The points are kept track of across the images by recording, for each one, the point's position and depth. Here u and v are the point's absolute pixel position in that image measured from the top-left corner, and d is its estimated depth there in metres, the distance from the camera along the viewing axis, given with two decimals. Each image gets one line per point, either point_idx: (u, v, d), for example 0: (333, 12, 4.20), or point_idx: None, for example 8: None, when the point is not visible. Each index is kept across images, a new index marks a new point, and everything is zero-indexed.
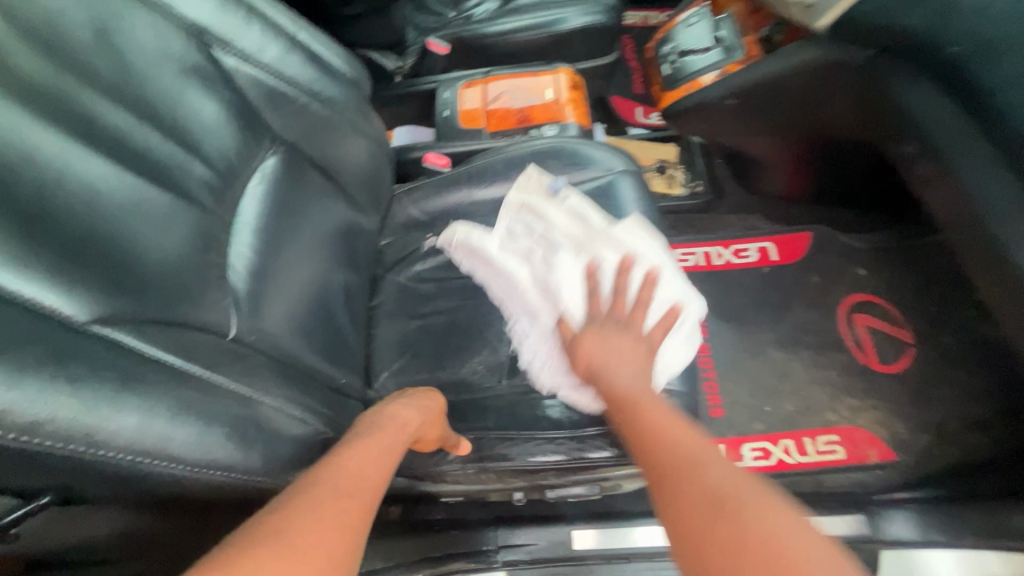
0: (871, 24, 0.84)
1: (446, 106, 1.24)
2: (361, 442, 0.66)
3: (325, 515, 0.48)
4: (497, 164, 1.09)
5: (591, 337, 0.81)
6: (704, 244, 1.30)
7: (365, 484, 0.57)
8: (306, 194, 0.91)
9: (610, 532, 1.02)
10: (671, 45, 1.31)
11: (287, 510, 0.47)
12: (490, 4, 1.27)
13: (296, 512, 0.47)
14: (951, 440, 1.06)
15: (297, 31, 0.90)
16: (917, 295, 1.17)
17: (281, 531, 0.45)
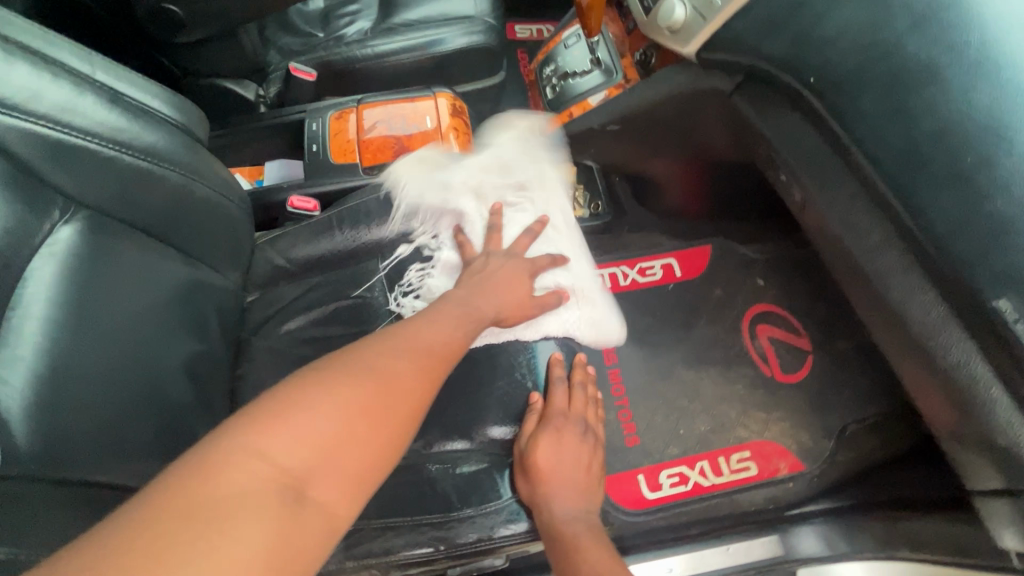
0: (725, 49, 0.69)
1: (315, 140, 1.03)
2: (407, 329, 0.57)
3: (421, 350, 0.55)
4: (372, 204, 0.91)
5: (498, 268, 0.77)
6: (609, 264, 1.28)
7: (443, 348, 0.58)
8: (124, 266, 0.67)
9: None
10: (559, 61, 1.01)
11: (380, 374, 0.49)
12: (363, 24, 1.14)
13: (379, 356, 0.51)
14: (855, 444, 1.09)
15: (91, 69, 0.65)
16: (810, 303, 1.23)
17: (364, 368, 0.48)
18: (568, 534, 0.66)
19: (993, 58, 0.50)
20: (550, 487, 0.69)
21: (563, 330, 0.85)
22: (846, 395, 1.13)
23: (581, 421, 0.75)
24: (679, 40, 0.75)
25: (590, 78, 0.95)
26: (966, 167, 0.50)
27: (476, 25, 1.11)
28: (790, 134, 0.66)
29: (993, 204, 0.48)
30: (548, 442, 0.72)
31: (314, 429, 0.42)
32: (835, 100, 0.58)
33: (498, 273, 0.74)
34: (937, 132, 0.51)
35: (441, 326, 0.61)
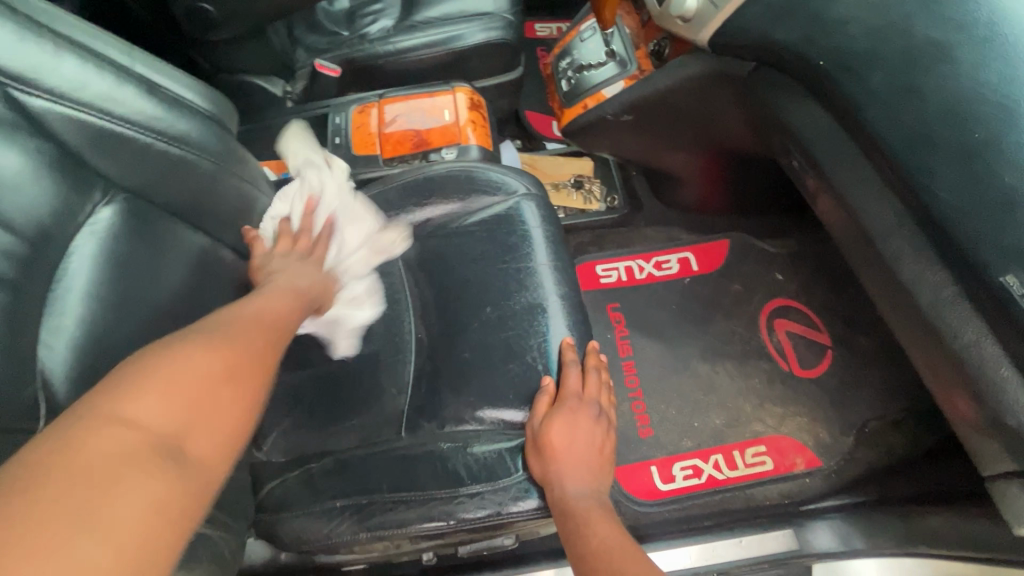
0: (737, 36, 0.69)
1: (339, 133, 1.07)
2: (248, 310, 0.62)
3: (256, 327, 0.59)
4: (391, 193, 0.95)
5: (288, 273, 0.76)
6: (625, 258, 1.28)
7: (265, 319, 0.62)
8: (159, 248, 0.71)
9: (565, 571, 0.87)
10: (575, 55, 1.01)
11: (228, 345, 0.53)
12: (386, 22, 1.18)
13: (227, 335, 0.54)
14: (875, 441, 1.07)
15: (132, 64, 0.69)
16: (831, 299, 1.21)
17: (217, 342, 0.52)
18: (583, 509, 0.68)
19: (1004, 43, 0.51)
20: (561, 466, 0.72)
21: (575, 317, 0.86)
22: (867, 391, 1.11)
23: (594, 406, 0.78)
24: (693, 29, 0.76)
25: (604, 70, 0.95)
26: (976, 146, 0.49)
27: (494, 22, 1.14)
28: (801, 120, 0.67)
29: (1005, 181, 0.48)
30: (561, 422, 0.74)
31: (182, 391, 0.45)
32: (844, 82, 0.58)
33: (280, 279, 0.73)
34: (950, 111, 0.51)
35: (269, 304, 0.66)
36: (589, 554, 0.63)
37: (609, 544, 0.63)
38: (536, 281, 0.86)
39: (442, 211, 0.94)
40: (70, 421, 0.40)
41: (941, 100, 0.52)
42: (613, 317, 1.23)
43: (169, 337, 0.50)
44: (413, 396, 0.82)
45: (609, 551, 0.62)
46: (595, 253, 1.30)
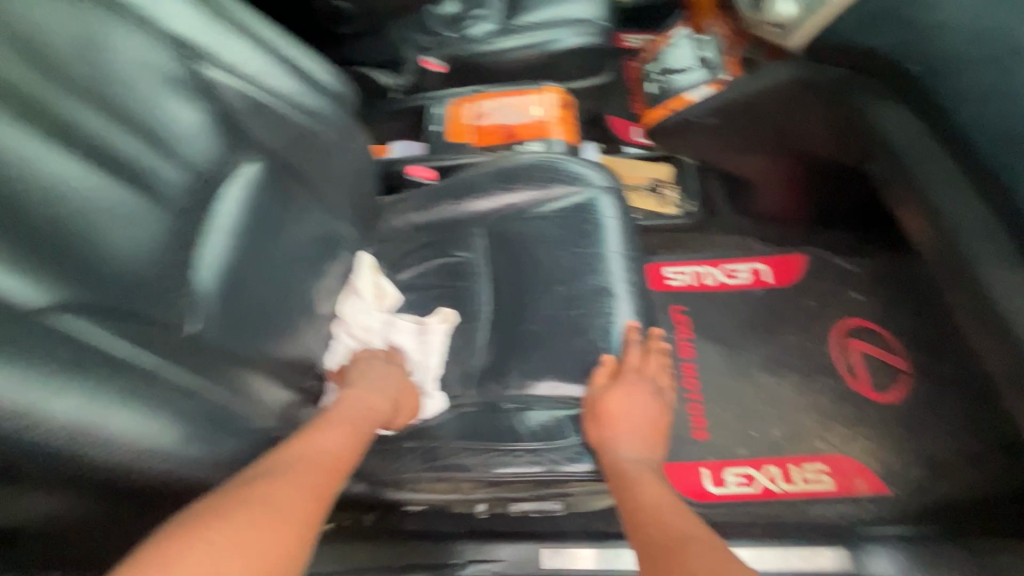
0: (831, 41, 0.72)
1: (437, 122, 1.18)
2: (297, 453, 0.61)
3: (301, 470, 0.58)
4: (480, 177, 1.03)
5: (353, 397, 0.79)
6: (695, 263, 1.30)
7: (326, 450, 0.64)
8: (285, 204, 0.83)
9: (609, 549, 0.95)
10: (665, 59, 1.06)
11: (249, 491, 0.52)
12: (488, 25, 1.25)
13: (267, 488, 0.52)
14: (949, 474, 1.02)
15: (285, 48, 0.81)
16: (912, 324, 1.16)
17: (255, 501, 0.49)
18: (634, 471, 0.73)
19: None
20: (617, 430, 0.78)
21: (641, 303, 0.90)
22: (946, 422, 1.06)
23: (649, 382, 0.83)
24: (785, 34, 0.79)
25: (690, 76, 1.00)
26: None
27: (588, 28, 1.21)
28: (890, 122, 0.68)
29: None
30: (618, 394, 0.80)
31: (231, 549, 0.44)
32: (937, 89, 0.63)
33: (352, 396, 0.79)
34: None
35: (330, 438, 0.67)
36: (640, 505, 0.67)
37: (659, 500, 0.67)
38: (606, 267, 0.91)
39: (523, 197, 1.01)
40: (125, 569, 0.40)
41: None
42: (677, 319, 1.24)
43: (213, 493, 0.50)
44: (482, 359, 0.89)
45: (658, 504, 0.67)
46: (664, 256, 1.32)
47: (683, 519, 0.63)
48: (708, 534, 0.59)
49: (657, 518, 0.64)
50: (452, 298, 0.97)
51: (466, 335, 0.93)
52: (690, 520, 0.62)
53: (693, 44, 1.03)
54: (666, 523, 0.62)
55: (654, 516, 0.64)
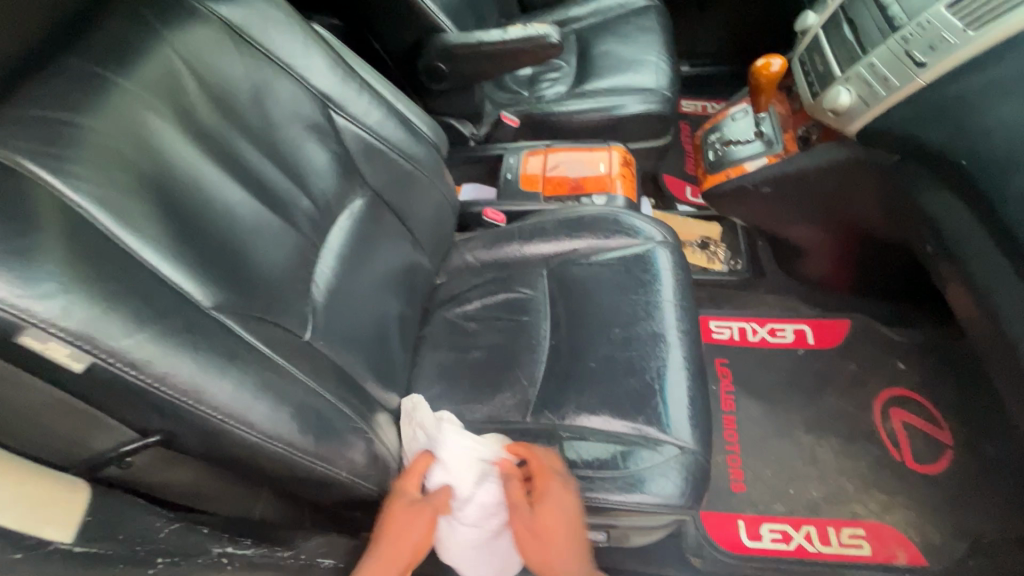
0: (886, 132, 0.80)
1: (510, 170, 1.29)
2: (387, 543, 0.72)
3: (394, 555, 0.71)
4: (547, 223, 1.14)
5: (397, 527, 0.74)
6: (740, 319, 1.36)
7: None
8: (382, 234, 0.95)
9: None
10: (724, 130, 1.16)
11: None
12: (560, 88, 1.42)
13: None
14: (989, 553, 1.03)
15: (396, 101, 0.95)
16: (956, 399, 1.18)
17: None
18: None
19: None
20: (556, 549, 0.78)
21: (691, 352, 0.97)
22: (987, 502, 1.07)
23: (572, 487, 0.82)
24: (841, 121, 0.88)
25: (749, 147, 1.09)
26: None
27: (653, 97, 1.33)
28: (939, 208, 0.75)
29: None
30: (554, 518, 0.78)
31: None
32: (986, 184, 0.68)
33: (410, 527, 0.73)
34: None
35: (416, 528, 0.74)
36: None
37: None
38: (660, 314, 0.99)
39: (585, 245, 1.10)
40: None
41: None
42: (720, 372, 1.29)
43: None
44: (541, 390, 0.97)
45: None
46: (710, 310, 1.38)
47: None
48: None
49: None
50: (515, 330, 1.06)
51: (525, 365, 1.01)
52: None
53: (751, 118, 1.12)
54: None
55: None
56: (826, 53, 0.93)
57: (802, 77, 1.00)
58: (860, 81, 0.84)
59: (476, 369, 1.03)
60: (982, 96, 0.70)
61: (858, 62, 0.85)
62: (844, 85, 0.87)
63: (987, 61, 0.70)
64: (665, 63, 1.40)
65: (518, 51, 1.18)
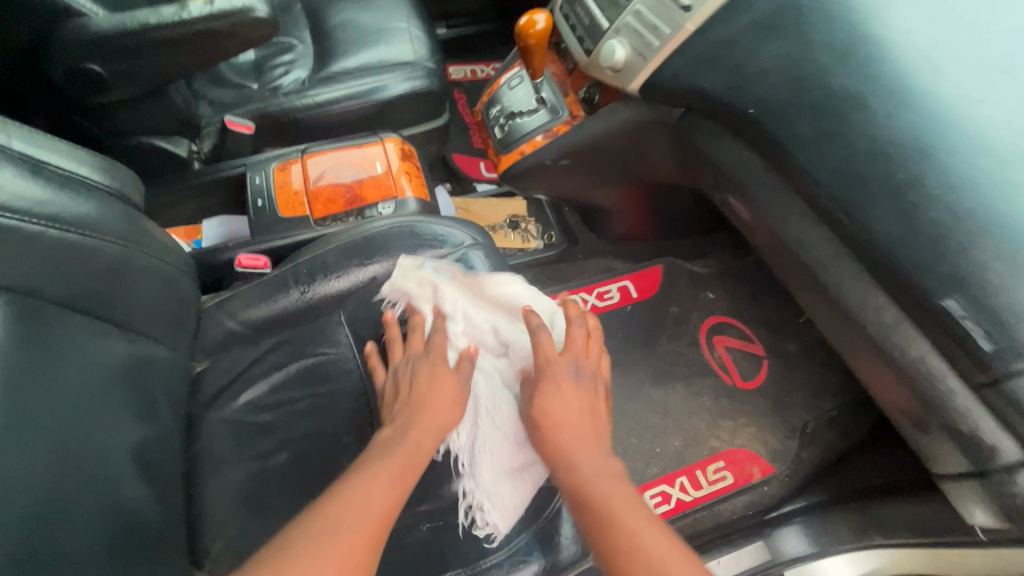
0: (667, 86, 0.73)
1: (260, 194, 0.97)
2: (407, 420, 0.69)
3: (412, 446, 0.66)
4: (328, 256, 0.88)
5: (411, 385, 0.73)
6: (569, 292, 1.30)
7: (372, 518, 0.58)
8: (52, 356, 0.60)
9: None
10: (506, 101, 1.02)
11: (349, 527, 0.56)
12: (298, 74, 1.15)
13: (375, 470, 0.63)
14: (816, 440, 1.15)
15: (9, 140, 0.61)
16: (758, 312, 1.30)
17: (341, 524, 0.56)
18: (588, 483, 0.62)
19: (905, 82, 0.55)
20: (565, 437, 0.66)
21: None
22: (802, 395, 1.20)
23: (575, 365, 0.72)
24: (621, 79, 0.79)
25: (535, 118, 0.97)
26: (901, 184, 0.53)
27: (416, 72, 1.13)
28: (735, 159, 0.71)
29: (930, 216, 0.52)
30: (539, 393, 0.69)
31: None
32: (773, 127, 0.62)
33: (439, 396, 0.71)
34: (871, 154, 0.55)
35: (440, 411, 0.71)
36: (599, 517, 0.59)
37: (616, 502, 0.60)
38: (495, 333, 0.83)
39: (383, 270, 0.88)
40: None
41: (866, 144, 0.56)
42: None
43: (284, 536, 0.55)
44: None
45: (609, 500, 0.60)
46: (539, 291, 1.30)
47: (648, 529, 0.57)
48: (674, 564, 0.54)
49: (618, 530, 0.57)
50: (324, 407, 0.81)
51: (352, 447, 0.78)
52: (655, 531, 0.57)
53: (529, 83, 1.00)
54: (623, 532, 0.57)
55: (615, 521, 0.58)
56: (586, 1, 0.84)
57: (568, 31, 0.89)
58: (631, 32, 0.76)
59: (286, 478, 0.76)
60: (744, 37, 0.65)
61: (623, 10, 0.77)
62: (616, 38, 0.78)
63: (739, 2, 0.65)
64: (421, 31, 1.20)
65: (213, 32, 0.84)
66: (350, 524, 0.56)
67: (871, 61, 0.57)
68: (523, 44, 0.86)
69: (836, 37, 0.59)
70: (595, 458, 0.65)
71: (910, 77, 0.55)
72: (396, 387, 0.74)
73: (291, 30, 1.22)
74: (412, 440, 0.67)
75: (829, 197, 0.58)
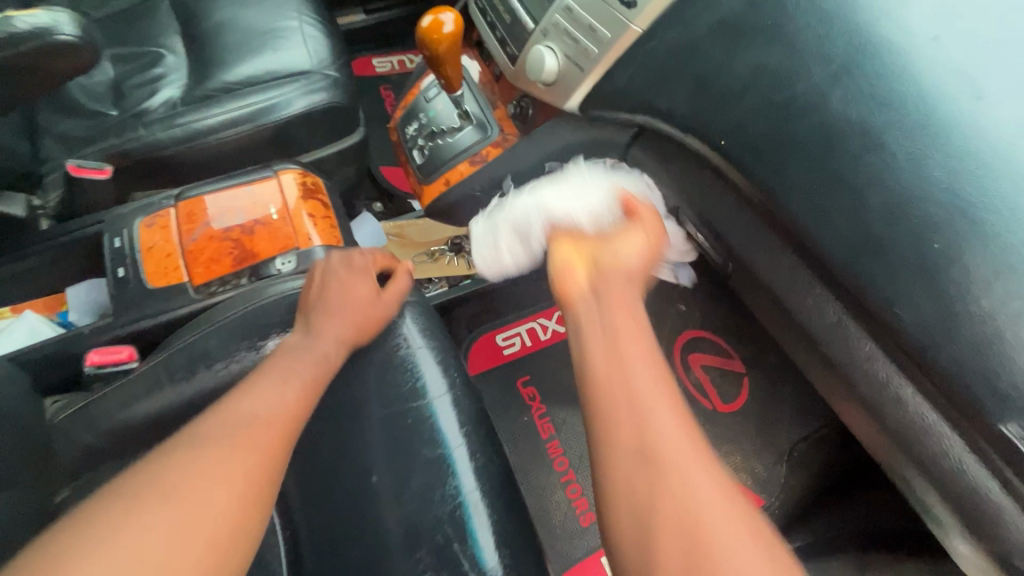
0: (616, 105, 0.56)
1: (121, 261, 0.77)
2: (322, 306, 0.69)
3: (318, 351, 0.65)
4: (211, 340, 0.70)
5: (326, 280, 0.72)
6: (525, 320, 1.14)
7: (250, 436, 0.52)
8: None
9: None
10: (423, 118, 0.83)
11: (260, 419, 0.54)
12: (169, 93, 0.93)
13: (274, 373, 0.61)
14: (805, 464, 1.05)
15: None
16: (735, 322, 1.17)
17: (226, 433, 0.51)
18: (610, 386, 0.43)
19: (939, 109, 0.39)
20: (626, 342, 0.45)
21: (483, 458, 0.67)
22: (787, 414, 1.09)
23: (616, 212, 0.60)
24: (557, 95, 0.63)
25: (459, 138, 0.79)
26: (935, 257, 0.38)
27: (318, 83, 0.91)
28: (704, 199, 0.57)
29: (980, 306, 0.37)
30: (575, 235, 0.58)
31: (193, 475, 0.47)
32: (757, 170, 0.47)
33: (345, 291, 0.70)
34: (892, 213, 0.40)
35: (357, 296, 0.71)
36: (600, 371, 0.44)
37: (633, 363, 0.44)
38: (432, 416, 0.68)
39: None
40: (45, 536, 0.41)
41: (883, 198, 0.40)
42: (526, 393, 1.08)
43: (189, 426, 0.52)
44: None
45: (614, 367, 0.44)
46: (491, 323, 1.13)
47: (662, 398, 0.42)
48: (695, 469, 0.39)
49: (633, 408, 0.42)
50: None
51: None
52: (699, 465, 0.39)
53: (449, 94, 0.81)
54: (631, 389, 0.42)
55: (640, 428, 0.41)
56: None
57: (487, 31, 0.70)
58: (562, 36, 0.58)
59: None
60: (710, 41, 0.48)
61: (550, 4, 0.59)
62: (544, 42, 0.60)
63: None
64: (321, 29, 0.99)
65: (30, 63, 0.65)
66: (266, 416, 0.55)
67: (889, 78, 0.40)
68: (431, 55, 0.67)
69: (840, 40, 0.42)
70: (636, 328, 0.47)
71: (946, 99, 0.39)
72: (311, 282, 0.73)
73: (160, 36, 0.99)
74: (324, 347, 0.66)
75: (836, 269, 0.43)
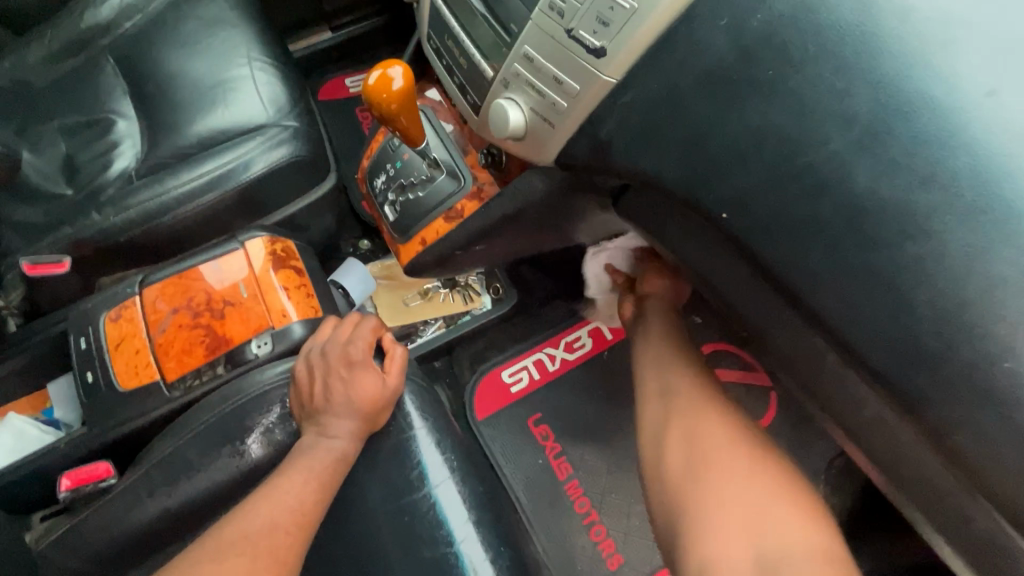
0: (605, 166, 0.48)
1: (91, 364, 0.72)
2: (325, 406, 0.62)
3: (330, 450, 0.60)
4: (190, 449, 0.65)
5: (324, 372, 0.64)
6: (532, 351, 1.08)
7: (275, 536, 0.54)
8: None
9: None
10: (390, 170, 0.75)
11: (277, 524, 0.54)
12: (125, 163, 0.87)
13: (287, 480, 0.57)
14: (844, 481, 0.98)
15: None
16: None
17: (249, 534, 0.53)
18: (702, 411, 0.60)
19: (1009, 187, 0.31)
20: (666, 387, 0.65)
21: (491, 552, 0.61)
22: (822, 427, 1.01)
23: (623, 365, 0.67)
24: (529, 149, 0.54)
25: (432, 191, 0.71)
26: (998, 374, 0.31)
27: (278, 137, 0.84)
28: (713, 266, 0.48)
29: None
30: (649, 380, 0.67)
31: None
32: (764, 253, 0.39)
33: (349, 386, 0.63)
34: (944, 320, 0.33)
35: (363, 389, 0.63)
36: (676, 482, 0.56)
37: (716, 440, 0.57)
38: (434, 509, 0.63)
39: (268, 443, 0.67)
40: None
41: (931, 301, 0.33)
42: (539, 432, 1.02)
43: (210, 533, 0.55)
44: None
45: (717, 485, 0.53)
46: (495, 359, 1.07)
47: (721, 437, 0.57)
48: (729, 482, 0.53)
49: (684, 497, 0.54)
50: None
51: None
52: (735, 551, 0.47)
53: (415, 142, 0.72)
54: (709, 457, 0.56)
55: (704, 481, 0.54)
56: (458, 34, 0.57)
57: (445, 75, 0.62)
58: (526, 86, 0.50)
59: None
60: (699, 93, 0.40)
61: (507, 52, 0.51)
62: (506, 95, 0.52)
63: (680, 36, 0.40)
64: (273, 71, 0.90)
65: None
66: (270, 525, 0.54)
67: (938, 147, 0.32)
68: (384, 115, 0.59)
69: (871, 97, 0.33)
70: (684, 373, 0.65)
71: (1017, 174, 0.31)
72: (306, 372, 0.66)
73: (109, 99, 0.93)
74: (342, 446, 0.61)
75: (880, 377, 0.36)
